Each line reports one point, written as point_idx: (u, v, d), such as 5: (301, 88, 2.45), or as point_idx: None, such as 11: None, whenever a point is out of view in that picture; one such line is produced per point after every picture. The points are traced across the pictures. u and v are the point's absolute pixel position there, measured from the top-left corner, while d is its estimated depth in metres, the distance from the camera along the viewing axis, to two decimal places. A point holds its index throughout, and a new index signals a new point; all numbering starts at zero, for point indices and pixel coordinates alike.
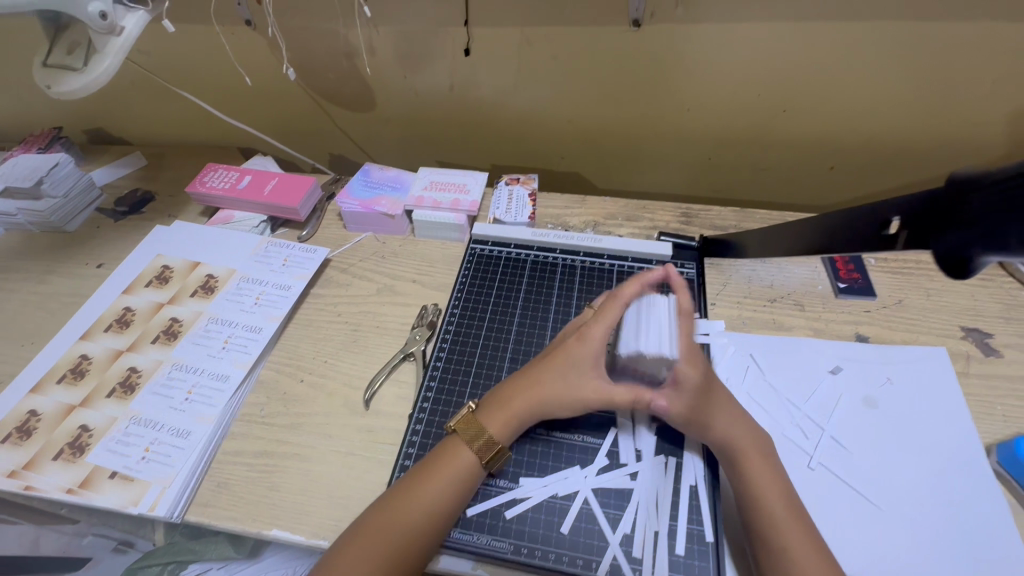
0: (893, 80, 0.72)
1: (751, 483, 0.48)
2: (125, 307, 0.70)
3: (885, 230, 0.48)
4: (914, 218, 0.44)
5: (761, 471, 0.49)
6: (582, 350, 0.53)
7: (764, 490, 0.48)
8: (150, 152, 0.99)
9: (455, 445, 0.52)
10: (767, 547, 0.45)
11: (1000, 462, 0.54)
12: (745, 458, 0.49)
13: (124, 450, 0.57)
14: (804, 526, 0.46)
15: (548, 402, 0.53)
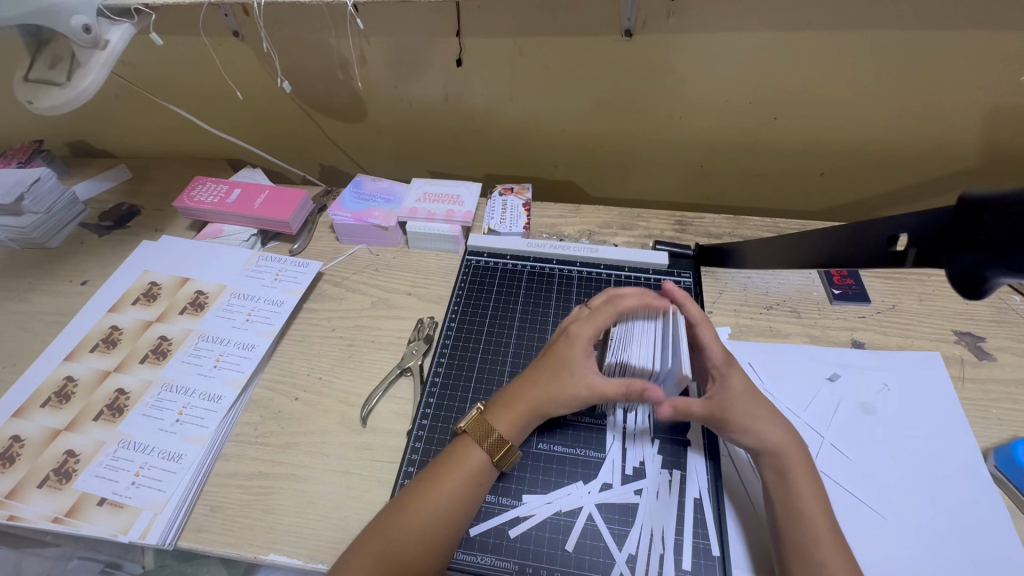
0: (881, 87, 0.73)
1: (796, 492, 0.47)
2: (112, 326, 0.68)
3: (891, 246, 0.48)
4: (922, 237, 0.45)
5: (805, 479, 0.48)
6: (572, 348, 0.53)
7: (801, 493, 0.47)
8: (134, 165, 0.97)
9: (463, 446, 0.51)
10: (806, 555, 0.44)
11: (997, 466, 0.54)
12: (794, 468, 0.48)
13: (112, 476, 0.55)
14: (839, 538, 0.45)
15: (545, 399, 0.52)
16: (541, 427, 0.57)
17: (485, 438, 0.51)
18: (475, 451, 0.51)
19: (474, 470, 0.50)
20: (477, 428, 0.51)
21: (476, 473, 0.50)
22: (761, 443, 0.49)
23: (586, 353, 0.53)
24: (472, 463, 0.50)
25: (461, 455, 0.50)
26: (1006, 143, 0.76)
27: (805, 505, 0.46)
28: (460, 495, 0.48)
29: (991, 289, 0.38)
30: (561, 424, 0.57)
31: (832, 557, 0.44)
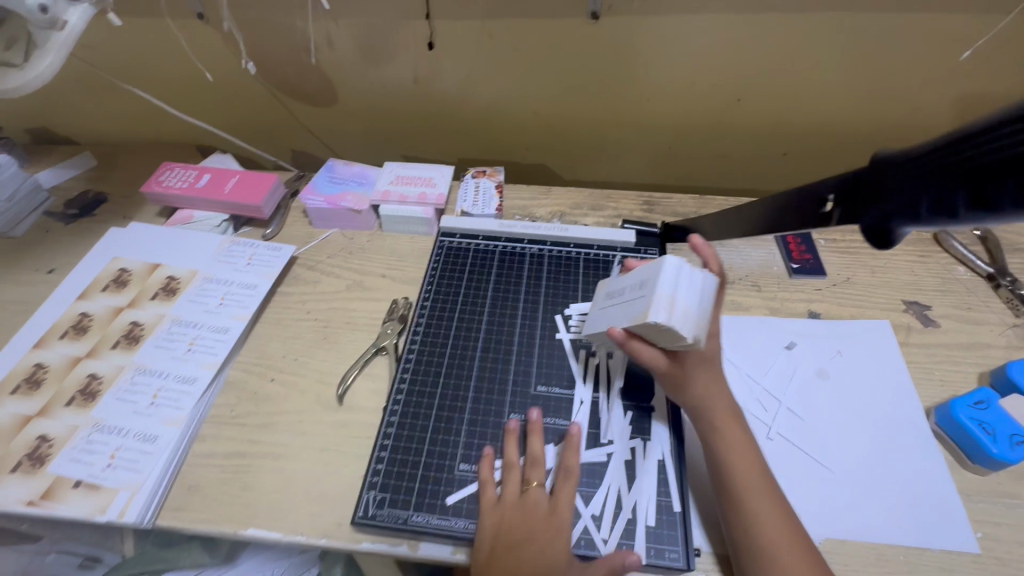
0: (835, 68, 0.76)
1: (723, 449, 0.50)
2: (82, 313, 0.67)
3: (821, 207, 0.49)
4: (846, 195, 0.46)
5: (733, 434, 0.51)
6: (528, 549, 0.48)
7: (732, 448, 0.50)
8: (100, 152, 0.95)
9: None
10: (737, 505, 0.48)
11: (937, 423, 0.58)
12: (722, 424, 0.51)
13: (87, 458, 0.55)
14: (769, 483, 0.49)
15: None
16: (512, 399, 0.58)
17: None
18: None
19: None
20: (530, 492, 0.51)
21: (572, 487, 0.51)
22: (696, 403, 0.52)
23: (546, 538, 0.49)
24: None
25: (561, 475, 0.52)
26: (952, 122, 0.80)
27: (733, 458, 0.50)
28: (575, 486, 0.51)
29: (899, 237, 0.42)
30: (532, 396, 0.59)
31: (762, 503, 0.47)
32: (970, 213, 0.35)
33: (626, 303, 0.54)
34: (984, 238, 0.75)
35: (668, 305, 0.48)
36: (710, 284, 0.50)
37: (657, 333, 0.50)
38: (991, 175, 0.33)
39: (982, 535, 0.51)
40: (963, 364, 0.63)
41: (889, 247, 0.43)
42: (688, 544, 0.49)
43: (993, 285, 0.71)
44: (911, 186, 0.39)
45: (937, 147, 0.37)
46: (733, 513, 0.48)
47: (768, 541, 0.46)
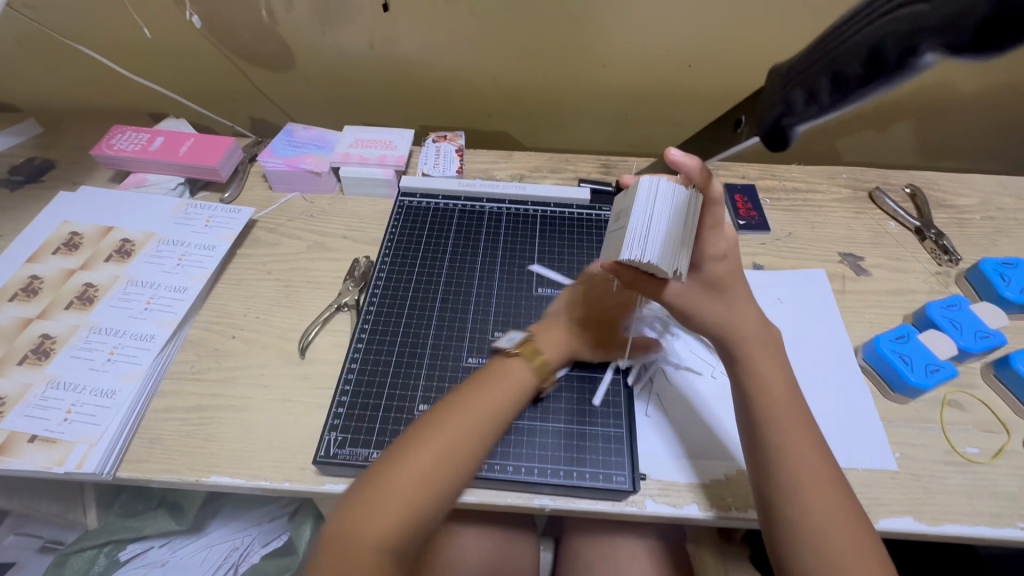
0: (778, 34, 0.80)
1: (749, 379, 0.50)
2: (31, 275, 0.66)
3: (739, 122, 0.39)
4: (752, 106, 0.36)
5: (764, 363, 0.50)
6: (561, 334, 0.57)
7: (759, 380, 0.50)
8: (45, 119, 0.91)
9: (506, 365, 0.52)
10: (763, 434, 0.48)
11: (865, 359, 0.63)
12: (747, 353, 0.50)
13: (43, 414, 0.55)
14: (798, 414, 0.49)
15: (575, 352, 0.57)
16: (470, 344, 0.60)
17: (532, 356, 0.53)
18: (519, 366, 0.52)
19: (509, 389, 0.51)
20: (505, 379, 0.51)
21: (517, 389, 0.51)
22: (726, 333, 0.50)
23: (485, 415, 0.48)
24: (513, 379, 0.51)
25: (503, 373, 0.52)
26: None
27: (762, 394, 0.49)
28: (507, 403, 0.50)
29: (793, 137, 0.32)
30: (489, 340, 0.61)
31: (790, 431, 0.47)
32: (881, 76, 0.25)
33: (614, 229, 0.50)
34: (913, 195, 0.81)
35: (642, 238, 0.46)
36: (694, 203, 0.45)
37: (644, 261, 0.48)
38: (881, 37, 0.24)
39: (900, 454, 0.56)
40: (890, 307, 0.68)
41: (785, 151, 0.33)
42: (633, 469, 0.52)
43: (920, 237, 0.76)
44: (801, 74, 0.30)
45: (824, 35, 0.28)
46: (758, 440, 0.48)
47: (794, 469, 0.46)
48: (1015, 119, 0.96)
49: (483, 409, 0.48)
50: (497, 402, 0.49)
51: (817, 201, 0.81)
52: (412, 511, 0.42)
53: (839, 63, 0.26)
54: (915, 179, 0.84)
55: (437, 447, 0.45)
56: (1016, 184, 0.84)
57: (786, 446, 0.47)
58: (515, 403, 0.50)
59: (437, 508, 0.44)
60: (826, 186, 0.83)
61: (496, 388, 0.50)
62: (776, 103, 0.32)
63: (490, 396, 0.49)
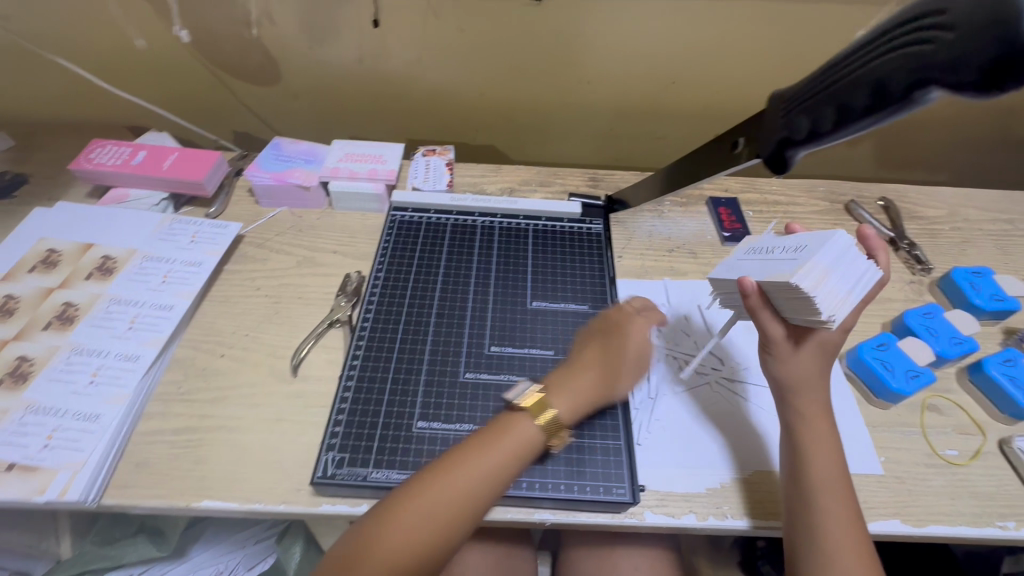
0: (755, 54, 0.84)
1: (805, 440, 0.52)
2: (6, 295, 0.63)
3: (732, 150, 0.53)
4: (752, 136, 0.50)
5: (817, 431, 0.52)
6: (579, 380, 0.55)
7: (815, 442, 0.51)
8: (17, 132, 0.88)
9: (523, 417, 0.52)
10: (808, 496, 0.49)
11: (848, 366, 0.65)
12: (811, 417, 0.52)
13: (21, 441, 0.52)
14: (845, 487, 0.49)
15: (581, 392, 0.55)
16: (467, 359, 0.60)
17: (540, 412, 0.52)
18: (525, 423, 0.51)
19: (498, 458, 0.49)
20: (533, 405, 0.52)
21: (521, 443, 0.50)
22: (780, 379, 0.53)
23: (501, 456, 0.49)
24: (527, 433, 0.51)
25: (509, 427, 0.51)
26: None
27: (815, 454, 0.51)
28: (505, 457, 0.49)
29: (793, 158, 0.47)
30: (486, 355, 0.61)
31: (834, 502, 0.48)
32: (891, 105, 0.38)
33: (769, 259, 0.51)
34: (886, 207, 0.84)
35: (818, 275, 0.47)
36: (873, 277, 0.49)
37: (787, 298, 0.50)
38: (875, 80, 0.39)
39: (884, 458, 0.58)
40: (870, 316, 0.71)
41: (785, 173, 0.49)
42: (632, 480, 0.52)
43: (894, 248, 0.80)
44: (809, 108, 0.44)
45: (817, 79, 0.43)
46: (799, 502, 0.49)
47: (829, 538, 0.47)
48: (975, 133, 1.01)
49: (483, 471, 0.48)
50: (475, 481, 0.48)
51: (797, 214, 0.84)
52: (400, 572, 0.44)
53: (848, 99, 0.41)
54: (887, 192, 0.88)
55: (422, 510, 0.46)
56: (979, 195, 0.89)
57: (829, 517, 0.48)
58: (446, 517, 0.46)
59: (423, 572, 0.45)
60: (805, 199, 0.86)
61: (511, 442, 0.50)
62: (782, 130, 0.47)
63: (498, 456, 0.49)
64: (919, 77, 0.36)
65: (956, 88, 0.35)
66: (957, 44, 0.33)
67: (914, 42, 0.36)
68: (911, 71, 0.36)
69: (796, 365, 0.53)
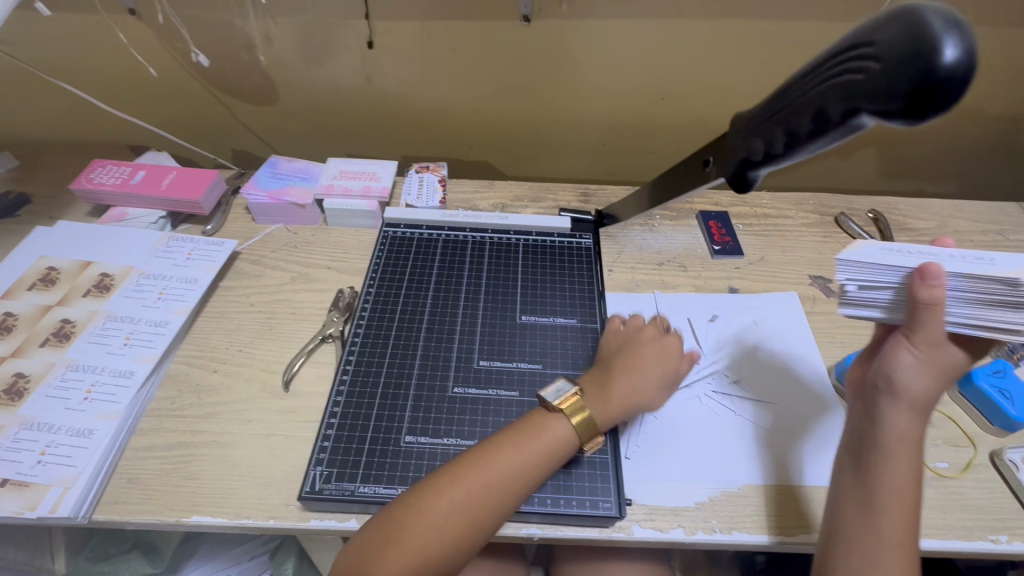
0: (742, 70, 0.85)
1: (882, 468, 0.47)
2: (6, 312, 0.64)
3: (704, 166, 0.54)
4: (718, 153, 0.51)
5: (903, 461, 0.47)
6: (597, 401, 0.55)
7: (894, 470, 0.47)
8: (22, 152, 0.91)
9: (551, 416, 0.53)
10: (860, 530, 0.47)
11: (837, 378, 0.64)
12: (897, 445, 0.47)
13: (15, 456, 0.53)
14: (911, 523, 0.46)
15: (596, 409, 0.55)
16: (456, 373, 0.61)
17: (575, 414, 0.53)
18: (559, 424, 0.53)
19: (544, 446, 0.51)
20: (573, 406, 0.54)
21: (557, 442, 0.52)
22: (896, 385, 0.47)
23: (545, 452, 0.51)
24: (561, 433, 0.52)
25: (550, 424, 0.53)
26: None
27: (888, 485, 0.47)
28: (543, 456, 0.51)
29: (753, 177, 0.48)
30: (475, 369, 0.62)
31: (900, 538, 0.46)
32: (831, 128, 0.39)
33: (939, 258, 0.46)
34: (876, 219, 0.85)
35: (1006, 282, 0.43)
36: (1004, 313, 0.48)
37: (980, 301, 0.45)
38: (816, 104, 0.40)
39: None
40: (859, 327, 0.71)
41: (747, 192, 0.50)
42: (619, 494, 0.53)
43: None
44: (762, 129, 0.45)
45: (771, 100, 0.45)
46: (867, 533, 0.46)
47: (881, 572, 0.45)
48: (964, 145, 1.02)
49: (516, 463, 0.49)
50: (515, 470, 0.49)
51: (787, 226, 0.85)
52: (423, 563, 0.45)
53: (794, 121, 0.42)
54: (877, 204, 0.89)
55: (458, 496, 0.47)
56: (970, 207, 0.90)
57: (888, 553, 0.45)
58: (487, 503, 0.47)
59: (457, 556, 0.46)
60: (795, 212, 0.87)
61: (535, 442, 0.51)
62: (740, 149, 0.48)
63: (535, 450, 0.50)
64: (852, 105, 0.37)
65: (885, 117, 0.36)
66: (883, 75, 0.34)
67: (848, 69, 0.37)
68: (846, 98, 0.37)
69: (922, 376, 0.47)
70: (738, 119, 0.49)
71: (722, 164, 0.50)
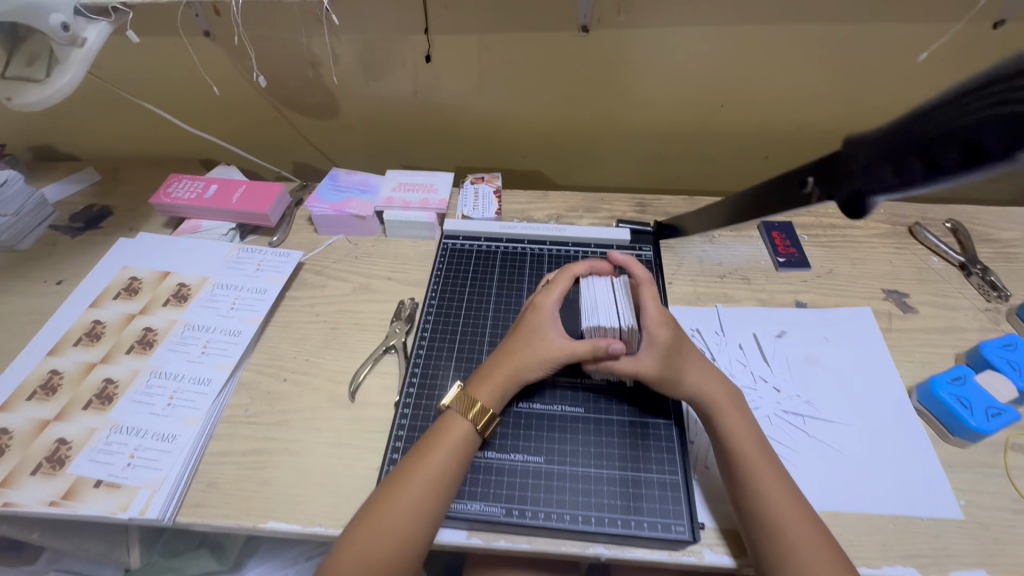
0: (811, 75, 0.82)
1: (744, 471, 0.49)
2: (95, 320, 0.69)
3: (800, 188, 0.53)
4: (821, 176, 0.51)
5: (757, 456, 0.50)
6: (526, 351, 0.55)
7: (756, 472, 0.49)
8: (103, 167, 0.97)
9: (449, 418, 0.53)
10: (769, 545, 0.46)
11: (920, 401, 0.61)
12: (749, 451, 0.50)
13: (106, 459, 0.56)
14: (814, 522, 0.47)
15: (520, 362, 0.55)
16: None
17: (469, 409, 0.53)
18: (459, 423, 0.52)
19: (450, 447, 0.51)
20: (460, 400, 0.53)
21: (459, 448, 0.51)
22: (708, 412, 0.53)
23: (450, 451, 0.50)
24: (450, 437, 0.51)
25: (447, 428, 0.52)
26: None
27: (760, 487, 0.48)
28: (452, 458, 0.50)
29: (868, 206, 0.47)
30: None
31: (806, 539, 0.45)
32: (965, 169, 0.39)
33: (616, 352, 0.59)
34: (955, 229, 0.80)
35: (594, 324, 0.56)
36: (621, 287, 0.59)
37: (606, 308, 0.56)
38: (960, 141, 0.38)
39: (965, 502, 0.54)
40: (943, 346, 0.67)
41: (858, 219, 0.49)
42: (692, 519, 0.51)
43: (965, 273, 0.75)
44: (886, 158, 0.44)
45: (895, 125, 0.43)
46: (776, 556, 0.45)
47: None
48: None
49: (431, 471, 0.49)
50: (434, 475, 0.49)
51: (857, 237, 0.81)
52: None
53: (934, 154, 0.40)
54: (955, 213, 0.84)
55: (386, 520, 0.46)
56: None
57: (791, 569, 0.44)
58: (411, 517, 0.47)
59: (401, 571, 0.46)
60: (866, 222, 0.83)
61: (439, 448, 0.50)
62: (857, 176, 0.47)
63: (440, 456, 0.50)
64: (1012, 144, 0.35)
65: None
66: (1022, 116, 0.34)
67: (979, 108, 0.37)
68: (1004, 137, 0.35)
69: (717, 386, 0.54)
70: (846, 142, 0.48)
71: (831, 189, 0.49)
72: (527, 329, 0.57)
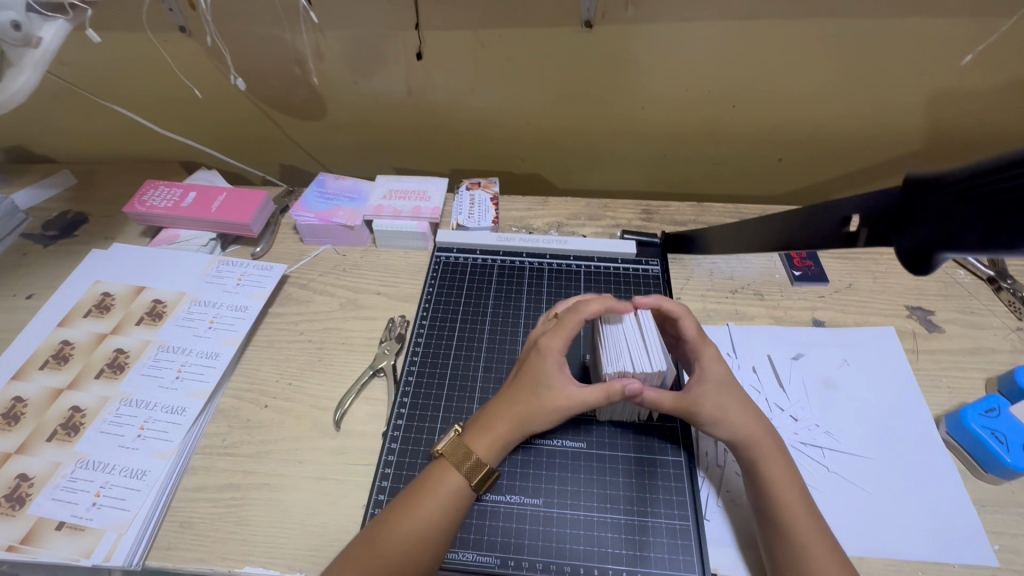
0: (830, 73, 0.76)
1: (783, 526, 0.45)
2: (63, 341, 0.64)
3: (844, 227, 0.48)
4: (872, 218, 0.45)
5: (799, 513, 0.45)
6: (531, 403, 0.50)
7: (798, 529, 0.44)
8: (79, 170, 0.92)
9: (442, 468, 0.49)
10: None
11: (948, 432, 0.57)
12: (788, 504, 0.46)
13: (71, 497, 0.52)
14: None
15: (524, 415, 0.50)
16: None
17: (464, 460, 0.48)
18: (453, 476, 0.48)
19: (447, 496, 0.47)
20: (456, 451, 0.49)
21: (455, 495, 0.47)
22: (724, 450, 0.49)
23: (444, 502, 0.46)
24: (443, 487, 0.47)
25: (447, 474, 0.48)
26: (944, 127, 0.81)
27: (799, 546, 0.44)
28: (447, 508, 0.46)
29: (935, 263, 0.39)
30: None
31: None
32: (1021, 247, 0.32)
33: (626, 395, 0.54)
34: None
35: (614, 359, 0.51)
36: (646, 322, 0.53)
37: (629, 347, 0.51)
38: None
39: (1000, 546, 0.50)
40: (971, 370, 0.62)
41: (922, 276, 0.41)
42: (704, 570, 0.46)
43: (994, 287, 0.71)
44: (957, 212, 0.36)
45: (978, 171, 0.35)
46: None
47: None
48: None
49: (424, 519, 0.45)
50: (426, 523, 0.45)
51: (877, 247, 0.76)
52: None
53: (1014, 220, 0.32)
54: None
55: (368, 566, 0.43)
56: None
57: None
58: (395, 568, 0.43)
59: None
60: None
61: (437, 494, 0.47)
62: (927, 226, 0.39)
63: (433, 502, 0.46)
64: None
65: None
66: None
67: None
68: None
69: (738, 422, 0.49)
70: (913, 180, 0.40)
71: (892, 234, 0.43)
72: (532, 374, 0.51)
